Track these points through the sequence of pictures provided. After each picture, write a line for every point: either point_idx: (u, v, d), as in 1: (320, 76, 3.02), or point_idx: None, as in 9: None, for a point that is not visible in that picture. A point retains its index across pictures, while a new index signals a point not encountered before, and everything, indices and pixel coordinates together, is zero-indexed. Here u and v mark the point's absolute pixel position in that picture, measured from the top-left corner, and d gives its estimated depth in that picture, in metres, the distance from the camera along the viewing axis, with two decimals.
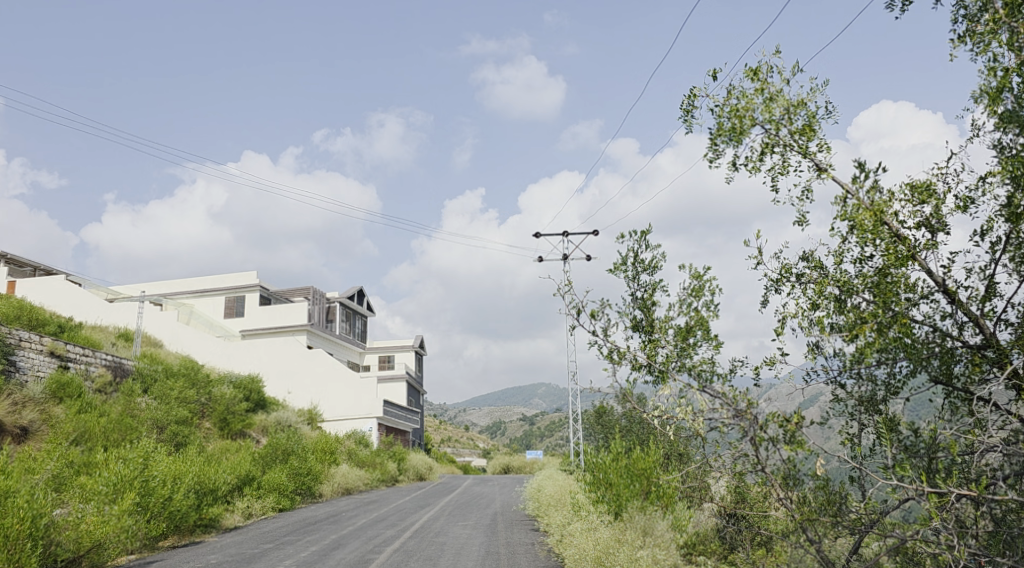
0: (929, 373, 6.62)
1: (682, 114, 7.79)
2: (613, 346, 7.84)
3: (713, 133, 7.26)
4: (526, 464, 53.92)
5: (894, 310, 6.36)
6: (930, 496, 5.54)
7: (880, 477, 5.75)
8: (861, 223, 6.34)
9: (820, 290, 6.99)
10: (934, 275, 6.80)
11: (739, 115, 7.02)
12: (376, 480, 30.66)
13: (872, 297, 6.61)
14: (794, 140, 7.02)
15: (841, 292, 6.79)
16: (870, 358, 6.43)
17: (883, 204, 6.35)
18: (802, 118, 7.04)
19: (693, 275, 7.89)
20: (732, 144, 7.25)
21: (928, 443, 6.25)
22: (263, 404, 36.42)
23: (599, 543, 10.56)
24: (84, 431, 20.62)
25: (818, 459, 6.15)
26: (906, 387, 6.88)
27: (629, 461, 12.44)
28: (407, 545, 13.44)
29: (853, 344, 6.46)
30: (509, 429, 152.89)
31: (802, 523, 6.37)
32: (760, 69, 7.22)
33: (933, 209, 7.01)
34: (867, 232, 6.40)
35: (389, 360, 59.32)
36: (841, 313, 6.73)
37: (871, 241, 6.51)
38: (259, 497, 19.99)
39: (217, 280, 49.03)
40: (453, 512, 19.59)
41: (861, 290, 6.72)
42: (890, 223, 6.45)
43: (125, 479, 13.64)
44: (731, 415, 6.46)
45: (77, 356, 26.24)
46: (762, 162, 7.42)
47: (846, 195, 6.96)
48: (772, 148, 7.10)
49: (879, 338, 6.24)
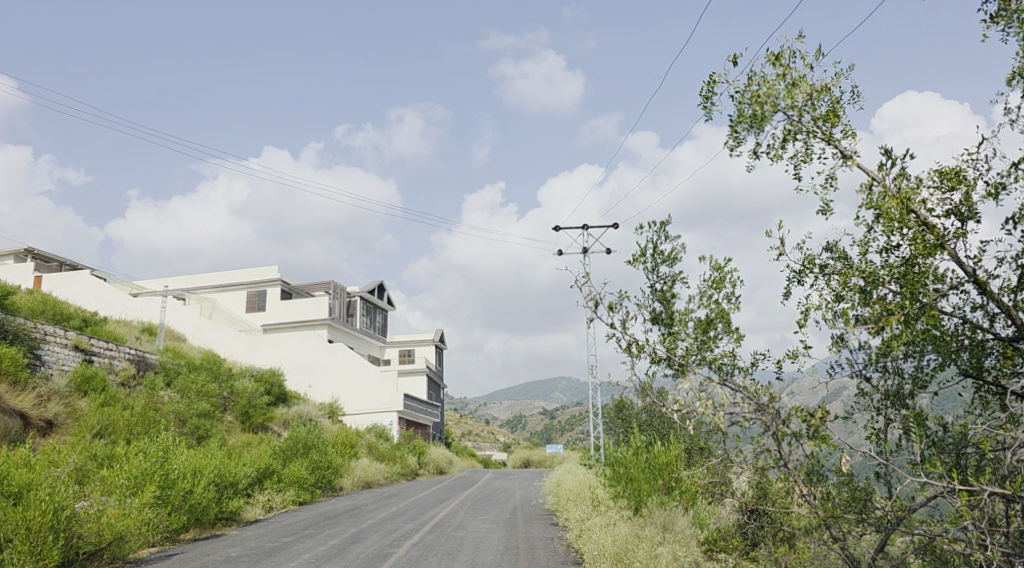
0: (959, 366, 6.43)
1: (702, 101, 7.66)
2: (631, 339, 7.76)
3: (734, 120, 7.12)
4: (547, 458, 53.93)
5: (922, 301, 6.19)
6: (961, 493, 5.38)
7: (907, 473, 5.58)
8: (888, 212, 6.19)
9: (844, 282, 6.83)
10: (964, 265, 6.62)
11: (760, 102, 6.88)
12: (396, 474, 30.72)
13: (899, 289, 6.44)
14: (817, 126, 6.87)
15: (866, 283, 6.62)
16: (896, 351, 6.25)
17: (911, 191, 6.18)
18: (825, 104, 6.88)
19: (713, 266, 7.76)
20: (753, 131, 7.11)
21: (957, 438, 6.07)
22: (285, 398, 36.67)
23: (617, 540, 10.48)
24: (107, 424, 20.85)
25: (844, 455, 6.00)
26: (935, 380, 6.69)
27: (650, 456, 12.31)
28: (426, 539, 13.43)
29: (879, 337, 6.30)
30: (530, 423, 153.07)
31: (826, 521, 6.23)
32: (782, 54, 7.07)
33: (963, 196, 6.83)
34: (894, 220, 6.24)
35: (409, 354, 59.49)
36: (866, 305, 6.57)
37: (897, 229, 6.35)
38: (279, 490, 20.08)
39: (238, 274, 49.38)
40: (473, 505, 19.58)
41: (887, 281, 6.56)
42: (918, 211, 6.29)
43: (146, 472, 13.68)
44: (753, 409, 6.34)
45: (101, 350, 26.51)
46: (784, 149, 7.29)
47: (872, 182, 6.80)
48: (795, 135, 6.95)
49: (906, 330, 6.05)
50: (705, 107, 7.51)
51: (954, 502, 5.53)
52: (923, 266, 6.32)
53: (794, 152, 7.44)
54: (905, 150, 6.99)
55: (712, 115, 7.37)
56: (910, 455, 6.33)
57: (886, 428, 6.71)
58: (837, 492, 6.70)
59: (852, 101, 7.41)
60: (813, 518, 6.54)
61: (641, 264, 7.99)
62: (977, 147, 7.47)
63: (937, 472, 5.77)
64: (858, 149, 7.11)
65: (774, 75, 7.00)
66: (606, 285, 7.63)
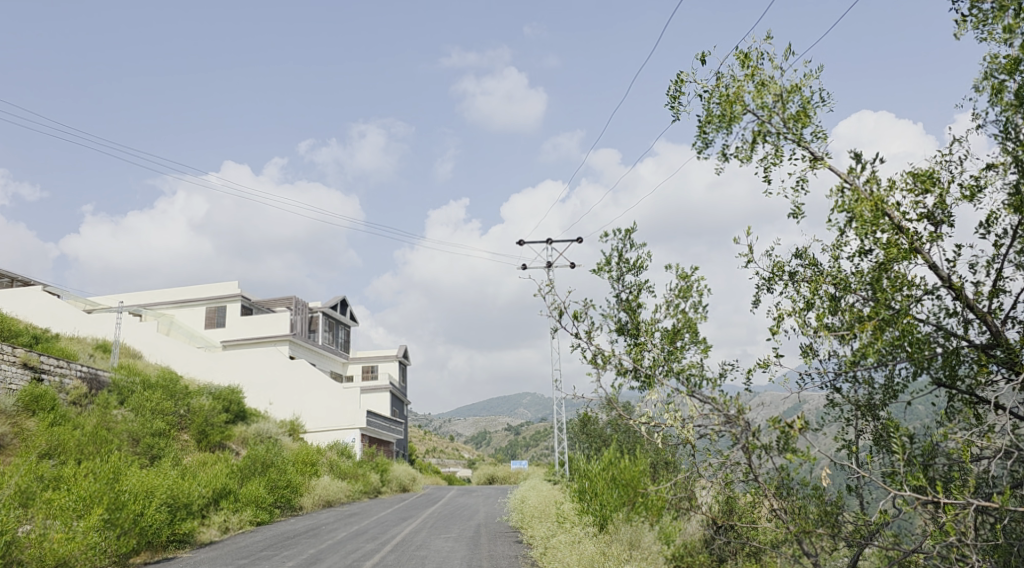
0: (932, 375, 6.36)
1: (669, 101, 7.54)
2: (596, 349, 7.58)
3: (703, 120, 7.02)
4: (511, 474, 53.59)
5: (897, 307, 6.09)
6: (945, 507, 5.22)
7: (883, 486, 5.44)
8: (861, 214, 6.11)
9: (814, 289, 6.73)
10: (939, 270, 6.55)
11: (729, 102, 6.78)
12: (357, 492, 30.15)
13: (870, 295, 6.36)
14: (787, 127, 6.78)
15: (837, 291, 6.53)
16: (870, 360, 6.11)
17: (883, 194, 6.11)
18: (795, 105, 6.80)
19: (680, 275, 7.62)
20: (722, 133, 7.01)
21: (931, 449, 5.96)
22: (244, 415, 35.85)
23: (584, 557, 10.34)
24: (57, 444, 20.09)
25: (823, 468, 5.80)
26: (906, 390, 6.61)
27: (615, 470, 12.11)
28: (387, 559, 13.03)
29: (852, 346, 6.18)
30: (494, 439, 152.44)
31: (797, 535, 6.07)
32: (751, 54, 7.00)
33: (937, 200, 6.79)
34: (866, 224, 6.16)
35: (372, 370, 58.84)
36: (839, 311, 6.46)
37: (870, 233, 6.26)
38: (236, 510, 19.55)
39: (197, 290, 48.42)
40: (435, 524, 19.22)
41: (858, 288, 6.49)
42: (892, 214, 6.23)
43: (93, 495, 13.16)
44: (722, 422, 6.17)
45: (51, 368, 25.66)
46: (753, 152, 7.21)
47: (844, 183, 6.71)
48: (763, 137, 6.87)
49: (881, 338, 5.94)
50: (672, 107, 7.42)
51: (936, 516, 5.39)
52: (896, 272, 6.24)
53: (763, 155, 7.35)
54: (877, 154, 6.93)
55: (679, 116, 7.26)
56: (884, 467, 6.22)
57: (858, 439, 6.63)
58: (807, 506, 6.56)
59: (823, 102, 7.31)
60: (783, 533, 6.38)
61: (607, 273, 7.85)
62: (950, 148, 7.47)
63: (912, 485, 5.67)
64: (829, 151, 7.03)
65: (742, 76, 6.91)
66: (570, 294, 7.48)
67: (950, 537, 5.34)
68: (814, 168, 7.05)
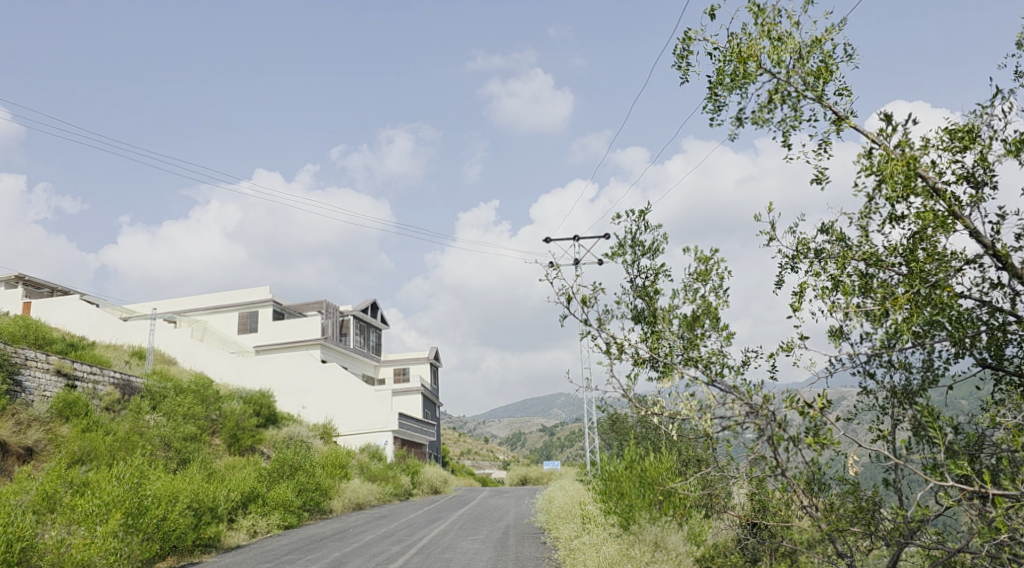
0: (975, 356, 5.89)
1: (677, 62, 7.17)
2: (610, 337, 7.20)
3: (715, 80, 6.64)
4: (544, 475, 53.18)
5: (935, 280, 5.63)
6: (997, 500, 4.77)
7: (927, 474, 4.99)
8: (892, 176, 5.69)
9: (842, 264, 6.29)
10: (982, 236, 6.06)
11: (743, 59, 6.40)
12: (388, 494, 30.01)
13: (905, 269, 5.92)
14: (808, 84, 6.37)
15: (867, 266, 6.10)
16: (907, 337, 5.64)
17: (915, 153, 5.70)
18: (815, 61, 6.40)
19: (699, 257, 7.23)
20: (737, 94, 6.62)
21: (977, 438, 5.47)
22: (275, 419, 35.90)
23: (605, 558, 10.03)
24: (89, 450, 20.16)
25: (853, 458, 5.37)
26: (947, 374, 6.12)
27: (641, 468, 11.69)
28: (412, 561, 12.85)
29: (886, 324, 5.73)
30: (529, 440, 152.09)
31: (830, 534, 5.63)
32: (766, 9, 6.62)
33: (976, 158, 6.31)
34: (898, 187, 5.74)
35: (404, 373, 58.82)
36: (870, 289, 6.00)
37: (902, 197, 5.83)
38: (264, 515, 19.44)
39: (229, 296, 48.76)
40: (464, 525, 19.02)
41: (891, 263, 6.04)
42: (925, 176, 5.81)
43: (116, 499, 12.99)
44: (746, 412, 5.74)
45: (84, 374, 25.87)
46: (772, 114, 6.80)
47: (872, 144, 6.26)
48: (782, 97, 6.47)
49: (918, 314, 5.49)
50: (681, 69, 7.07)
51: (986, 510, 4.94)
52: (934, 241, 5.78)
53: (783, 118, 6.94)
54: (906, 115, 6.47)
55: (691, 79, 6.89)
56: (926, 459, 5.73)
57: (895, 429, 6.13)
58: (841, 502, 6.08)
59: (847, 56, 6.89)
60: (815, 533, 5.94)
61: (621, 257, 7.48)
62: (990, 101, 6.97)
63: (960, 475, 5.21)
64: (853, 110, 6.59)
65: (757, 31, 6.52)
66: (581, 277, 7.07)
67: (1001, 534, 4.92)
68: (839, 128, 6.61)
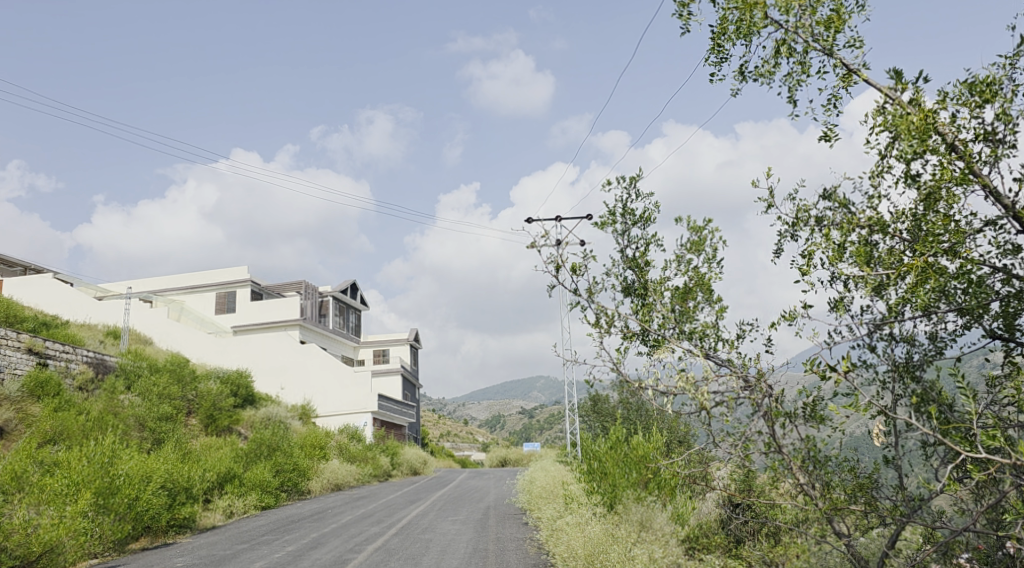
0: (985, 327, 5.73)
1: (678, 12, 6.91)
2: (598, 309, 6.94)
3: (718, 29, 6.39)
4: (524, 457, 53.21)
5: (948, 245, 5.46)
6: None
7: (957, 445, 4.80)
8: (909, 131, 5.49)
9: (846, 230, 6.08)
10: (1002, 198, 5.85)
11: (750, 7, 6.15)
12: (367, 475, 29.82)
13: (915, 235, 5.74)
14: (818, 33, 6.13)
15: (874, 232, 5.91)
16: (918, 303, 5.45)
17: (932, 108, 5.49)
18: (826, 8, 6.15)
19: (691, 227, 7.00)
20: (741, 43, 6.38)
21: (990, 412, 5.33)
22: (252, 399, 35.50)
23: (590, 539, 9.72)
24: (61, 430, 19.70)
25: (868, 426, 5.21)
26: (953, 346, 5.94)
27: (628, 449, 11.48)
28: (390, 542, 12.55)
29: (897, 289, 5.54)
30: (509, 423, 152.36)
31: (827, 512, 5.50)
32: None
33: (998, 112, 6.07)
34: (915, 143, 5.53)
35: (383, 354, 58.49)
36: (877, 257, 5.81)
37: (918, 155, 5.63)
38: (240, 495, 19.12)
39: (206, 276, 48.08)
40: (444, 506, 18.87)
41: (899, 230, 5.85)
42: (942, 132, 5.61)
43: (85, 479, 12.70)
44: (741, 387, 5.67)
45: (56, 353, 25.31)
46: (777, 68, 6.55)
47: (886, 98, 6.01)
48: (790, 48, 6.23)
49: (931, 279, 5.31)
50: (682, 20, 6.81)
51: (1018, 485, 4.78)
52: (949, 204, 5.60)
53: (788, 74, 6.69)
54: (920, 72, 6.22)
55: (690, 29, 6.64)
56: (930, 435, 5.57)
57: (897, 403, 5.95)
58: (839, 480, 5.94)
59: (859, 7, 6.63)
60: (809, 511, 5.80)
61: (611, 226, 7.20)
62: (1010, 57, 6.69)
63: (986, 449, 5.05)
64: (866, 62, 6.30)
65: None
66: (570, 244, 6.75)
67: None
68: (850, 82, 6.32)
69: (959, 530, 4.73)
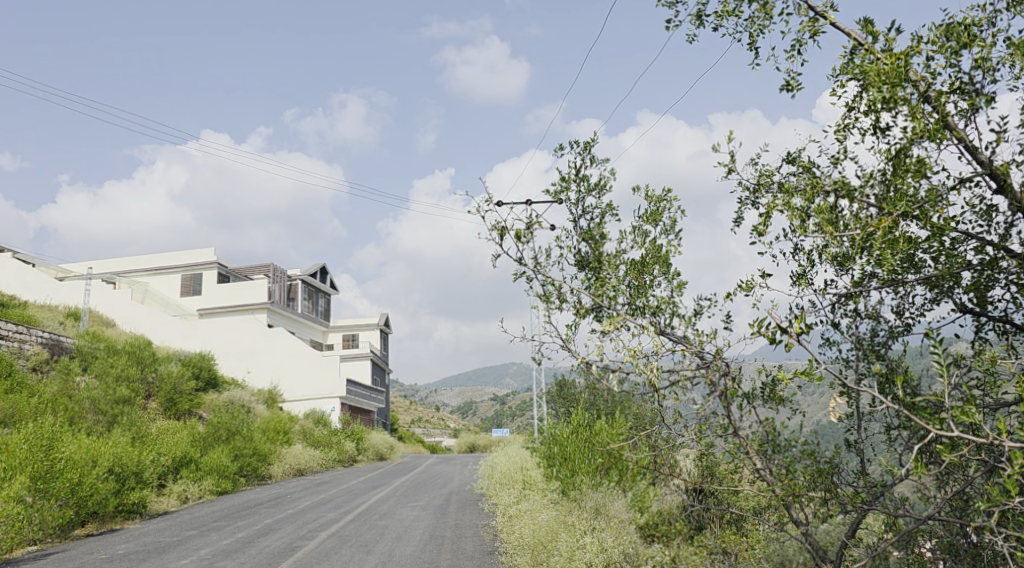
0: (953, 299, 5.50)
1: None
2: (547, 284, 6.58)
3: None
4: (492, 444, 53.04)
5: (917, 210, 5.21)
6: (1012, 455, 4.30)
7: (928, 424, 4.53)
8: (879, 83, 5.21)
9: (811, 196, 5.79)
10: (978, 154, 5.58)
11: None
12: (331, 460, 29.46)
13: (882, 200, 5.47)
14: None
15: (838, 198, 5.63)
16: (886, 267, 5.17)
17: (905, 56, 5.21)
18: None
19: (649, 196, 6.66)
20: None
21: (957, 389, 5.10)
22: (216, 383, 34.85)
23: (541, 526, 9.49)
24: (12, 413, 19.05)
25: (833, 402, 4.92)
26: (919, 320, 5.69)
27: (588, 434, 11.23)
28: (344, 529, 12.19)
29: (864, 253, 5.26)
30: (479, 410, 152.32)
31: (785, 498, 5.26)
32: None
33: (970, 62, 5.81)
34: (886, 95, 5.24)
35: (352, 339, 57.86)
36: (842, 224, 5.54)
37: (888, 108, 5.35)
38: (196, 480, 18.62)
39: (171, 257, 47.09)
40: (406, 492, 18.56)
41: (866, 196, 5.59)
42: (914, 81, 5.34)
43: (23, 463, 12.14)
44: (696, 365, 5.41)
45: (9, 333, 24.49)
46: (740, 13, 6.22)
47: (855, 45, 5.71)
48: None
49: (899, 242, 5.05)
50: None
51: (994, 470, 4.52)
52: (921, 162, 5.32)
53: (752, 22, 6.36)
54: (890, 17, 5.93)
55: None
56: (895, 417, 5.31)
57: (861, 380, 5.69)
58: (800, 465, 5.68)
59: None
60: (767, 498, 5.53)
61: (567, 193, 6.80)
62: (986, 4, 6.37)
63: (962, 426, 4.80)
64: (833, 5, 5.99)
65: None
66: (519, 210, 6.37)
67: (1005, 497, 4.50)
68: (815, 28, 6.01)
69: (925, 517, 4.47)
